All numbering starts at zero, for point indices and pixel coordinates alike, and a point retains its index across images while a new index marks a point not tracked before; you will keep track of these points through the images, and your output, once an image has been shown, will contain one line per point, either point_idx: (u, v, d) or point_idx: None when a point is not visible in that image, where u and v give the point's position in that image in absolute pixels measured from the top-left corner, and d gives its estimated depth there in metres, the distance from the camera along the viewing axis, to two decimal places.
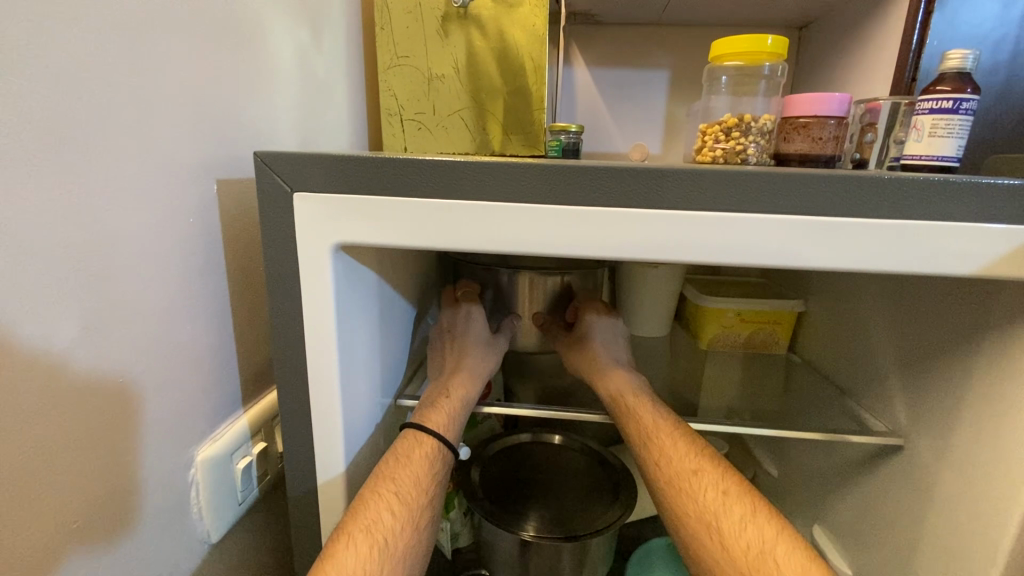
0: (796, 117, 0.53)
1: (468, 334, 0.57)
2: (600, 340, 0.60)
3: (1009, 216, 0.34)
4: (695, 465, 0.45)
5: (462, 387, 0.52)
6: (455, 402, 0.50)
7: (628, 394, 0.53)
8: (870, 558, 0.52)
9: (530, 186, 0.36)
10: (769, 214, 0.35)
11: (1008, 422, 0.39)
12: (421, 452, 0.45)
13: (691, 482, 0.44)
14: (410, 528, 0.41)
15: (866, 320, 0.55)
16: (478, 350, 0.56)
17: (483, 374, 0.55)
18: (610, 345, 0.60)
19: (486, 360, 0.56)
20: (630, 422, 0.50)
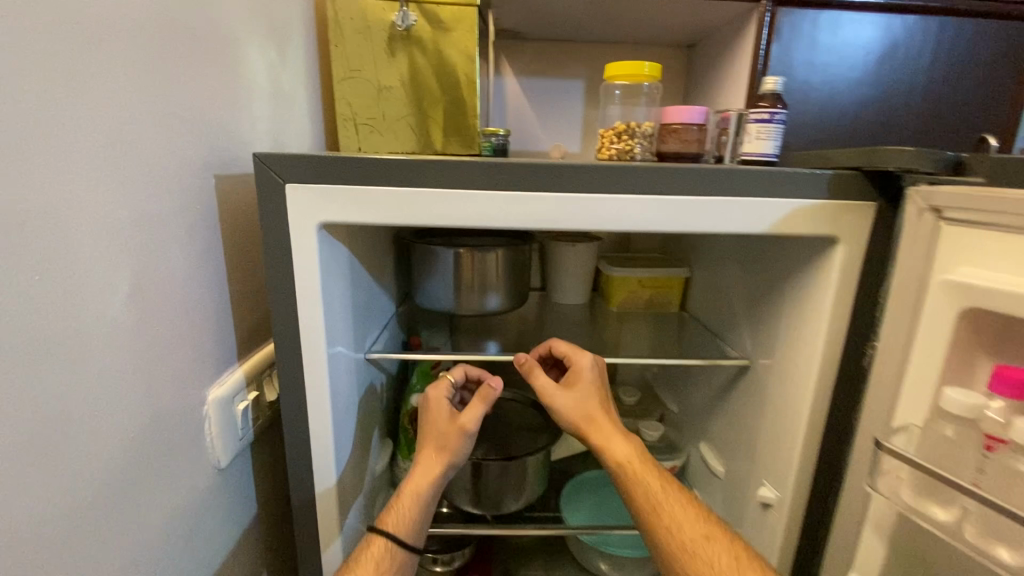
0: (669, 124, 0.69)
1: (432, 417, 0.60)
2: (580, 395, 0.60)
3: (795, 191, 0.51)
4: (706, 532, 0.52)
5: (416, 478, 0.57)
6: (405, 497, 0.56)
7: (635, 459, 0.56)
8: (736, 454, 0.70)
9: (469, 177, 0.49)
10: (637, 194, 0.50)
11: (803, 335, 0.56)
12: (370, 554, 0.53)
13: (705, 549, 0.51)
14: None
15: (728, 277, 0.73)
16: (438, 432, 0.59)
17: (438, 459, 0.58)
18: (585, 403, 0.60)
19: (444, 441, 0.58)
20: (638, 491, 0.54)
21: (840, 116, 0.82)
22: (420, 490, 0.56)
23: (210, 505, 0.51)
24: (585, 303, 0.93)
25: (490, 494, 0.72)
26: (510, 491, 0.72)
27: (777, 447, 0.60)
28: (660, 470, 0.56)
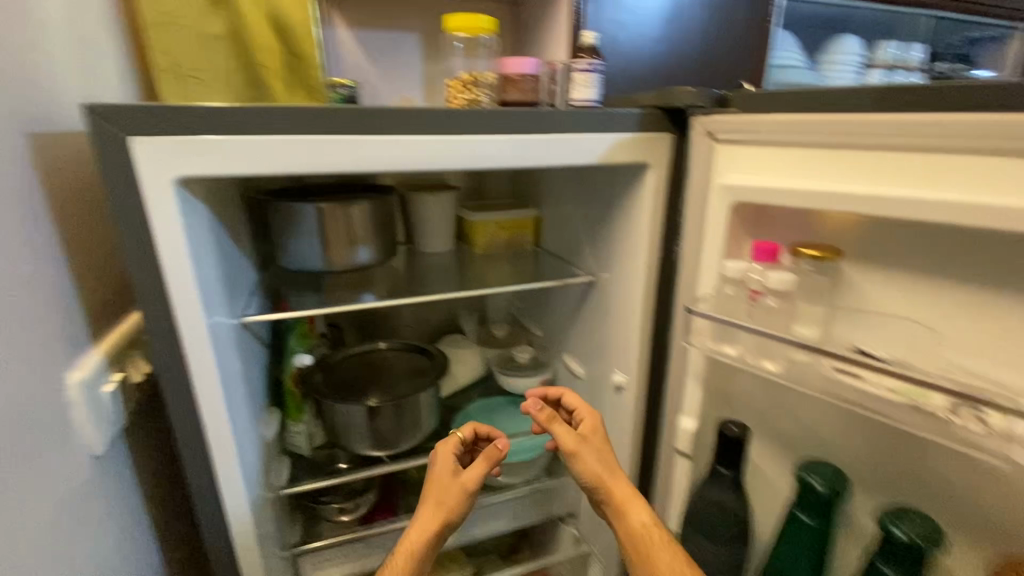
0: (508, 75, 0.76)
1: (439, 473, 0.65)
2: (590, 450, 0.63)
3: (615, 127, 0.62)
4: None
5: (411, 540, 0.60)
6: (399, 558, 0.59)
7: (646, 522, 0.57)
8: (595, 355, 0.85)
9: (335, 123, 0.51)
10: (492, 135, 0.58)
11: (631, 246, 0.70)
12: None
13: None
14: None
15: (571, 210, 0.86)
16: (441, 488, 0.63)
17: (435, 516, 0.61)
18: (595, 460, 0.62)
19: (446, 504, 0.62)
20: (636, 546, 0.56)
21: (642, 70, 0.97)
22: (415, 548, 0.59)
23: (92, 495, 0.48)
24: (450, 250, 0.99)
25: (388, 431, 0.76)
26: (406, 426, 0.78)
27: (623, 340, 0.76)
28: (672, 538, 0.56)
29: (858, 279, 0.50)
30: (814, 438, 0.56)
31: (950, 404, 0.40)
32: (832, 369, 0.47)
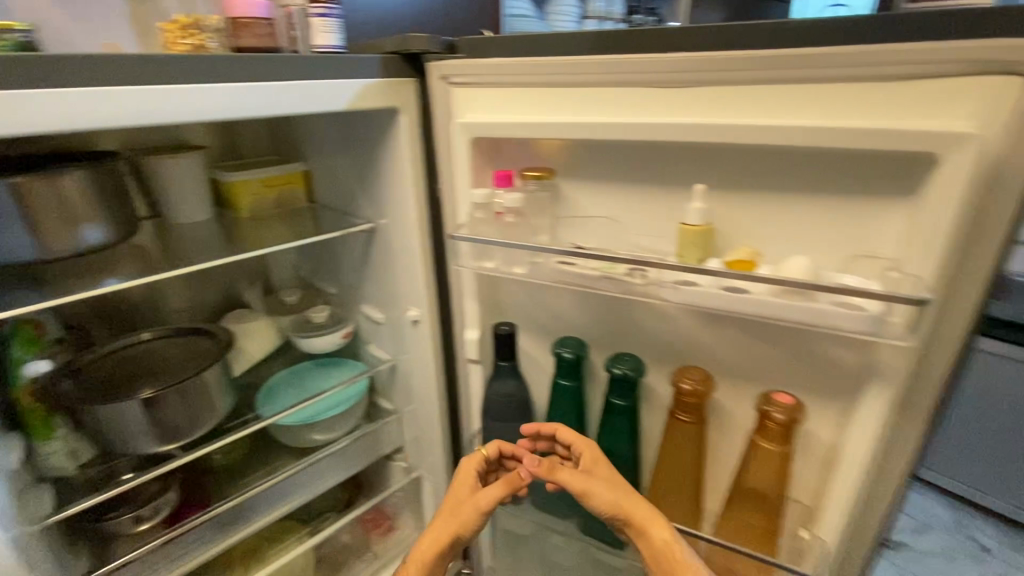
0: (237, 18, 0.71)
1: (458, 487, 0.65)
2: (604, 480, 0.59)
3: (359, 74, 0.65)
4: None
5: (419, 553, 0.59)
6: (407, 571, 0.59)
7: None
8: (388, 297, 0.90)
9: (11, 76, 0.43)
10: (226, 84, 0.55)
11: (399, 187, 0.76)
12: None
13: None
14: None
15: (338, 160, 0.87)
16: (458, 500, 0.63)
17: (450, 530, 0.60)
18: (622, 489, 0.58)
19: (462, 520, 0.61)
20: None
21: (385, 15, 1.00)
22: (424, 558, 0.59)
23: None
24: (213, 217, 0.91)
25: (175, 420, 0.71)
26: (198, 409, 0.73)
27: (408, 276, 0.82)
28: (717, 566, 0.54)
29: (569, 191, 0.65)
30: (564, 322, 0.72)
31: (627, 269, 0.57)
32: (556, 263, 0.61)
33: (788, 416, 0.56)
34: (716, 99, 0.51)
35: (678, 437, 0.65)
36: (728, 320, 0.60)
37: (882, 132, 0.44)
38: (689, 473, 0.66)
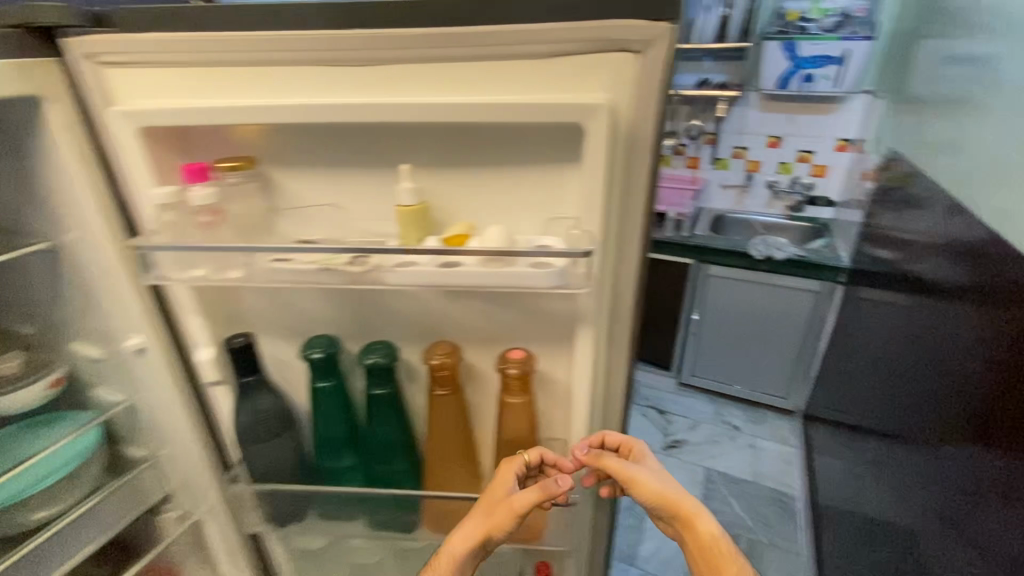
0: None
1: (496, 484, 0.66)
2: (652, 471, 0.79)
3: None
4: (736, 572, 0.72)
5: (455, 546, 0.64)
6: (442, 559, 0.65)
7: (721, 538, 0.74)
8: (102, 325, 0.75)
9: None
10: None
11: (75, 196, 0.66)
12: None
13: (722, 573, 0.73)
14: None
15: None
16: (494, 493, 0.66)
17: (483, 524, 0.64)
18: (655, 476, 0.77)
19: (495, 520, 0.65)
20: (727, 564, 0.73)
21: None
22: (457, 554, 0.64)
23: None
24: None
25: None
26: None
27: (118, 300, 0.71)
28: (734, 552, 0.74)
29: (281, 179, 0.62)
30: (310, 320, 0.68)
31: (350, 258, 0.55)
32: (273, 261, 0.56)
33: (522, 369, 0.61)
34: (387, 84, 0.56)
35: (439, 414, 0.67)
36: (466, 293, 0.63)
37: (534, 106, 0.50)
38: (456, 440, 0.69)
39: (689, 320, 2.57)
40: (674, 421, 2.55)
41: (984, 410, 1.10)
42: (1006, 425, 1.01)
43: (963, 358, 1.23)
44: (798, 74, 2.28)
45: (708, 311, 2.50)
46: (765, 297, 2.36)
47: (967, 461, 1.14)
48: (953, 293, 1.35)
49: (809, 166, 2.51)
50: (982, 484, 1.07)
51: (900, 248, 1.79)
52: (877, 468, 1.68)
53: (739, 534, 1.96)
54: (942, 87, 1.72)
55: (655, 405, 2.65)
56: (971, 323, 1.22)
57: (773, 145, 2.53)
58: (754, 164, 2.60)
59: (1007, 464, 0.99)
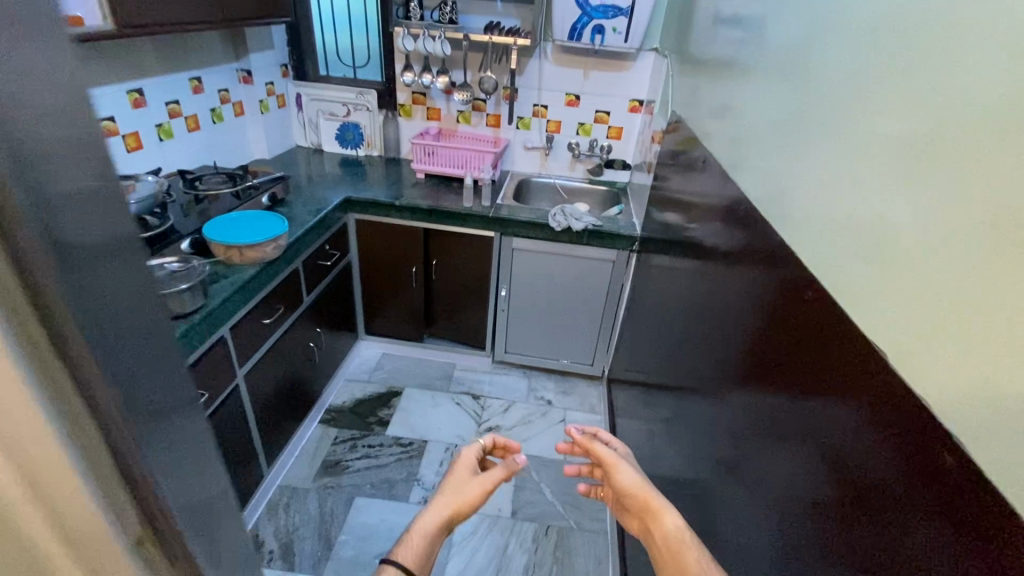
0: None
1: (469, 448, 1.31)
2: (629, 475, 1.19)
3: None
4: (688, 539, 0.97)
5: (428, 519, 1.09)
6: (415, 535, 1.03)
7: (676, 519, 1.01)
8: None
9: None
10: None
11: None
12: (406, 552, 1.00)
13: (679, 539, 0.97)
14: (420, 530, 1.05)
15: None
16: (471, 486, 1.16)
17: (461, 502, 1.14)
18: (633, 477, 1.14)
19: (465, 508, 1.12)
20: (682, 534, 0.98)
21: None
22: (424, 532, 1.04)
23: None
24: None
25: None
26: None
27: None
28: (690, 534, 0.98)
29: None
30: None
31: None
32: None
33: None
34: None
35: None
36: None
37: None
38: None
39: (496, 295, 2.37)
40: (488, 406, 2.36)
41: (754, 358, 1.05)
42: (770, 356, 0.92)
43: (741, 299, 1.16)
44: (589, 24, 2.09)
45: (514, 284, 2.32)
46: (568, 266, 2.24)
47: (744, 401, 1.07)
48: (732, 258, 1.26)
49: (605, 127, 2.47)
50: (754, 423, 0.99)
51: (682, 215, 1.76)
52: (668, 438, 1.66)
53: (550, 525, 1.85)
54: (714, 48, 1.66)
55: (469, 391, 2.43)
56: (746, 267, 1.15)
57: (571, 104, 2.44)
58: (554, 124, 2.49)
59: (766, 399, 0.91)
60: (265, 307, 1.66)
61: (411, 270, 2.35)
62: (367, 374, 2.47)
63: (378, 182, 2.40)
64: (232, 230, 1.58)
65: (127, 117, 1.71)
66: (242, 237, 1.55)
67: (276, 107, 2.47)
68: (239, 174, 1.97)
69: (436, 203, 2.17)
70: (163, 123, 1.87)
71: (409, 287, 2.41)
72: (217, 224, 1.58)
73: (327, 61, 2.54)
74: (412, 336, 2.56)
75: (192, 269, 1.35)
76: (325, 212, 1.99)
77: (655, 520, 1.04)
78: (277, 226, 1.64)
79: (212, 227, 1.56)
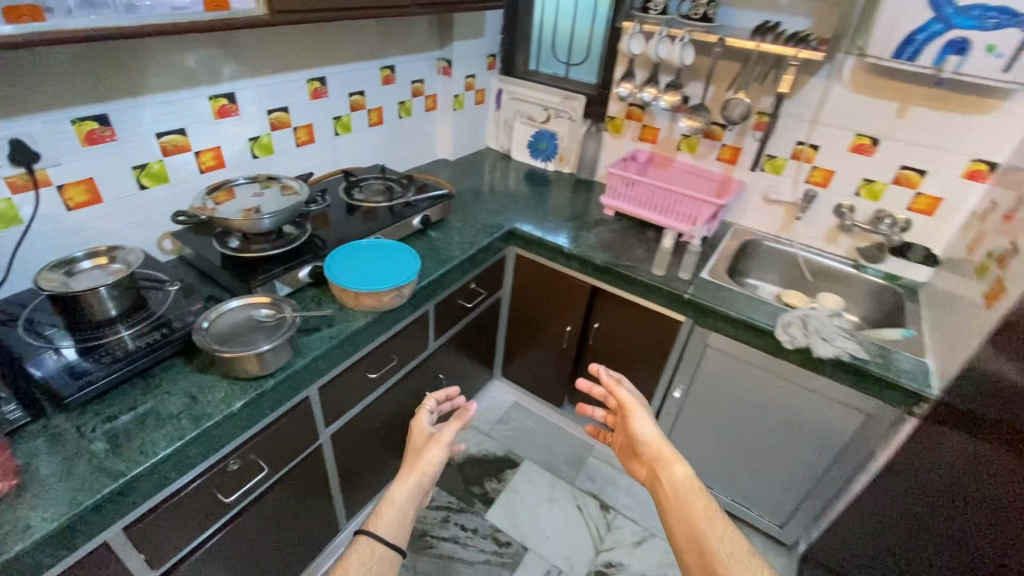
0: None
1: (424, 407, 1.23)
2: (640, 419, 1.13)
3: None
4: (708, 510, 0.97)
5: (394, 494, 1.06)
6: (374, 519, 1.02)
7: (691, 480, 1.02)
8: None
9: None
10: None
11: None
12: (365, 547, 0.98)
13: (696, 503, 0.98)
14: (379, 515, 1.03)
15: None
16: (417, 454, 1.10)
17: (415, 476, 1.07)
18: (653, 426, 1.10)
19: (419, 475, 1.07)
20: (699, 501, 0.98)
21: None
22: (387, 512, 1.03)
23: None
24: None
25: None
26: None
27: None
28: (709, 503, 0.99)
29: None
30: None
31: None
32: None
33: None
34: None
35: None
36: None
37: None
38: None
39: (665, 393, 1.74)
40: (617, 527, 1.80)
41: None
42: None
43: None
44: (940, 37, 1.27)
45: (695, 388, 1.66)
46: (787, 396, 1.50)
47: None
48: None
49: (911, 193, 1.59)
50: None
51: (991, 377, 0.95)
52: None
53: None
54: None
55: (599, 494, 1.90)
56: None
57: (859, 150, 1.61)
58: (822, 174, 1.69)
59: None
60: (372, 360, 1.36)
61: (565, 328, 1.87)
62: (490, 426, 2.09)
63: (557, 209, 1.93)
64: (354, 268, 1.30)
65: (303, 108, 1.55)
66: (360, 281, 1.25)
67: (473, 103, 2.18)
68: (403, 183, 1.71)
69: (615, 259, 1.62)
70: (343, 116, 1.68)
71: (560, 345, 1.94)
72: (343, 257, 1.32)
73: (540, 55, 2.17)
74: (551, 398, 2.10)
75: (280, 321, 1.08)
76: (479, 247, 1.61)
77: (668, 476, 1.04)
78: (407, 272, 1.31)
79: (335, 261, 1.30)
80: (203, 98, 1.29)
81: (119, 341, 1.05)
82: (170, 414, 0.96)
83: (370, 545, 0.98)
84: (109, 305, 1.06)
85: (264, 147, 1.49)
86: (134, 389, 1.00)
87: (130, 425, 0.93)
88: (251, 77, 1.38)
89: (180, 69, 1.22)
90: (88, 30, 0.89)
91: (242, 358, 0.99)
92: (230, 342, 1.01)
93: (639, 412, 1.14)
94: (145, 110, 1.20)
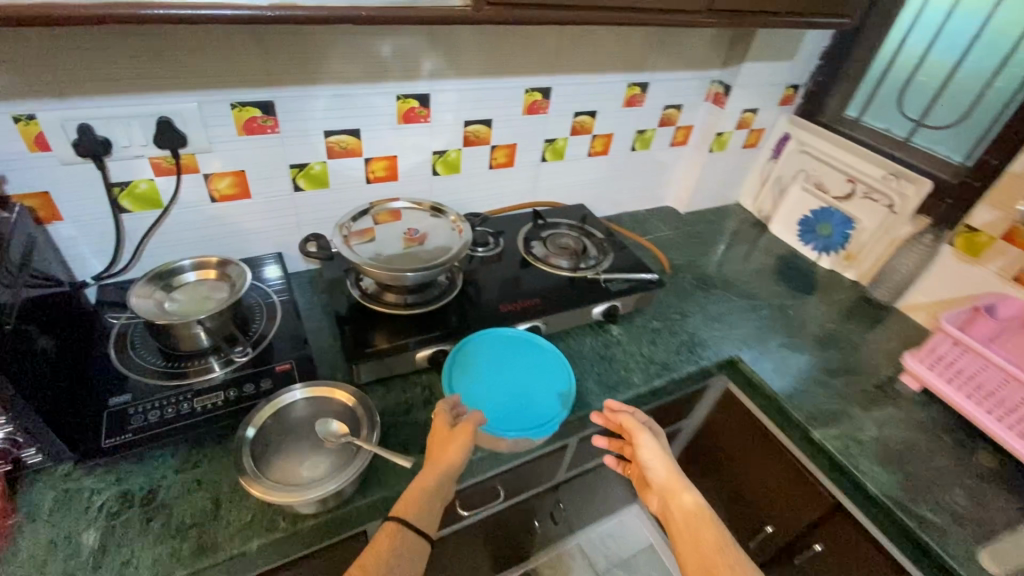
0: None
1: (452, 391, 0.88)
2: (642, 439, 0.81)
3: None
4: (725, 552, 0.64)
5: (422, 482, 0.72)
6: (404, 505, 0.70)
7: (700, 509, 0.70)
8: None
9: None
10: None
11: None
12: (393, 536, 0.67)
13: (709, 538, 0.66)
14: (410, 504, 0.70)
15: None
16: (445, 439, 0.77)
17: (443, 462, 0.74)
18: (655, 445, 0.79)
19: (447, 465, 0.74)
20: (712, 535, 0.66)
21: None
22: (414, 498, 0.71)
23: None
24: None
25: None
26: None
27: None
28: (723, 533, 0.66)
29: None
30: None
31: None
32: None
33: None
34: None
35: None
36: None
37: None
38: None
39: None
40: None
41: None
42: None
43: None
44: None
45: None
46: None
47: None
48: None
49: None
50: None
51: None
52: None
53: None
54: None
55: None
56: None
57: None
58: None
59: None
60: (470, 495, 0.98)
61: (762, 526, 1.25)
62: (607, 565, 1.59)
63: (817, 341, 1.25)
64: (484, 382, 0.92)
65: (510, 123, 1.20)
66: (488, 412, 0.88)
67: (741, 146, 1.57)
68: (602, 245, 1.28)
69: (905, 491, 0.93)
70: (557, 140, 1.30)
71: (742, 529, 1.31)
72: (469, 360, 0.94)
73: (873, 98, 1.44)
74: None
75: (346, 448, 0.74)
76: (674, 378, 1.08)
77: (673, 508, 0.72)
78: (553, 406, 0.91)
79: (460, 366, 0.94)
80: (389, 96, 1.02)
81: (196, 386, 0.85)
82: (180, 524, 0.73)
83: (398, 537, 0.67)
84: (201, 337, 0.87)
85: (449, 165, 1.19)
86: (172, 459, 0.80)
87: (136, 519, 0.73)
88: (454, 76, 1.06)
89: (368, 58, 0.95)
90: (209, 8, 0.63)
91: (279, 505, 0.67)
92: (271, 471, 0.70)
93: (643, 430, 0.82)
94: (317, 103, 0.96)
